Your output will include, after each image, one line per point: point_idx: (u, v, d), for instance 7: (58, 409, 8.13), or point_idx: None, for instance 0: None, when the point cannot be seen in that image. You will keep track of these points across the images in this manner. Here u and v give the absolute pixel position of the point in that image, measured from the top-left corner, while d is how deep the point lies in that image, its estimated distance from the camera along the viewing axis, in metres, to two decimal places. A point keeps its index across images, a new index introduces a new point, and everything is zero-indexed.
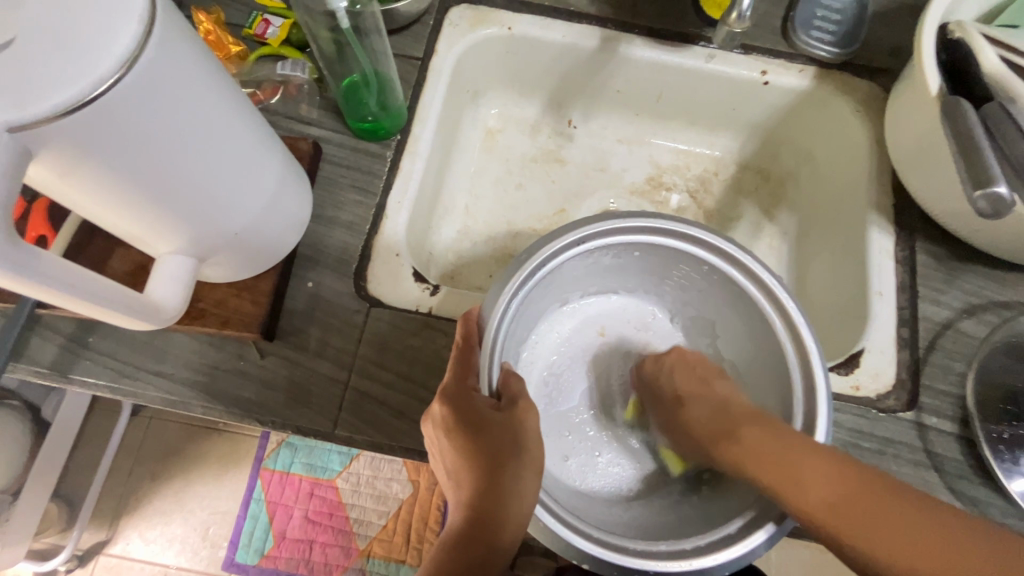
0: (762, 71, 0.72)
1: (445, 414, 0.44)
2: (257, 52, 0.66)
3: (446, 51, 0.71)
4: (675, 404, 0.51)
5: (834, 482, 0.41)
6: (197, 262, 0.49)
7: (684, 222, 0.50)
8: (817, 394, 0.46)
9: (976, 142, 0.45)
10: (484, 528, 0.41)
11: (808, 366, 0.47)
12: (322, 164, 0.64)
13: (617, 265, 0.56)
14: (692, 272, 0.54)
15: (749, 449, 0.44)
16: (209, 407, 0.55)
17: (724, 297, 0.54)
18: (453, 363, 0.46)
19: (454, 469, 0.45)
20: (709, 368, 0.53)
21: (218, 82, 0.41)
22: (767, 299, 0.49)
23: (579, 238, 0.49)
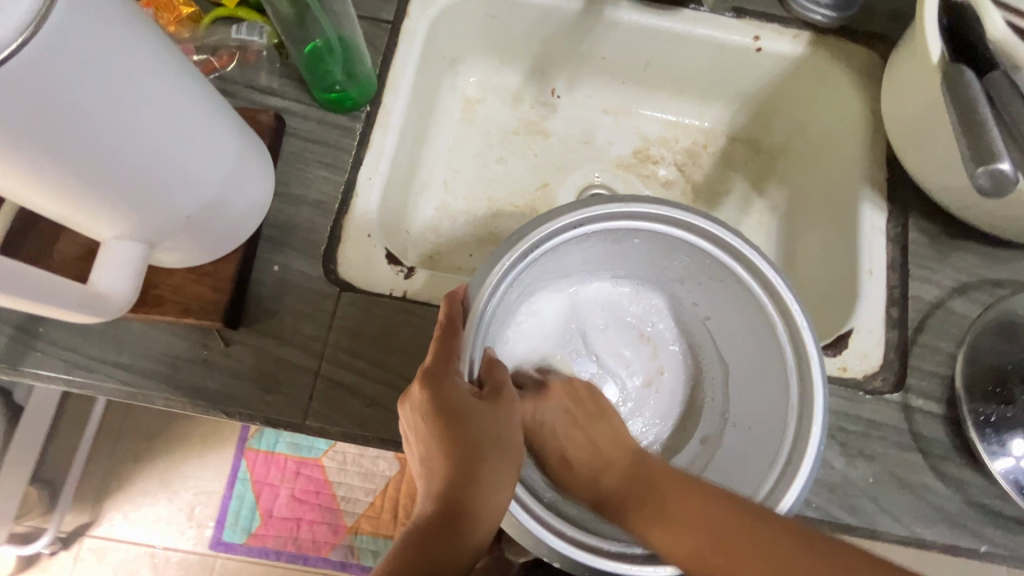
0: (755, 36, 0.68)
1: (425, 397, 0.41)
2: (212, 14, 0.60)
3: (419, 13, 0.66)
4: (560, 466, 0.48)
5: (715, 542, 0.41)
6: (148, 247, 0.46)
7: (693, 213, 0.48)
8: (812, 386, 0.44)
9: (979, 113, 0.42)
10: (458, 518, 0.39)
11: (803, 353, 0.45)
12: (286, 138, 0.59)
13: (615, 250, 0.53)
14: (690, 262, 0.52)
15: (698, 509, 0.42)
16: (173, 399, 0.52)
17: (724, 294, 0.52)
18: (436, 343, 0.43)
19: (426, 456, 0.42)
20: (590, 406, 0.51)
21: (159, 51, 0.38)
22: (768, 295, 0.47)
23: (576, 221, 0.46)
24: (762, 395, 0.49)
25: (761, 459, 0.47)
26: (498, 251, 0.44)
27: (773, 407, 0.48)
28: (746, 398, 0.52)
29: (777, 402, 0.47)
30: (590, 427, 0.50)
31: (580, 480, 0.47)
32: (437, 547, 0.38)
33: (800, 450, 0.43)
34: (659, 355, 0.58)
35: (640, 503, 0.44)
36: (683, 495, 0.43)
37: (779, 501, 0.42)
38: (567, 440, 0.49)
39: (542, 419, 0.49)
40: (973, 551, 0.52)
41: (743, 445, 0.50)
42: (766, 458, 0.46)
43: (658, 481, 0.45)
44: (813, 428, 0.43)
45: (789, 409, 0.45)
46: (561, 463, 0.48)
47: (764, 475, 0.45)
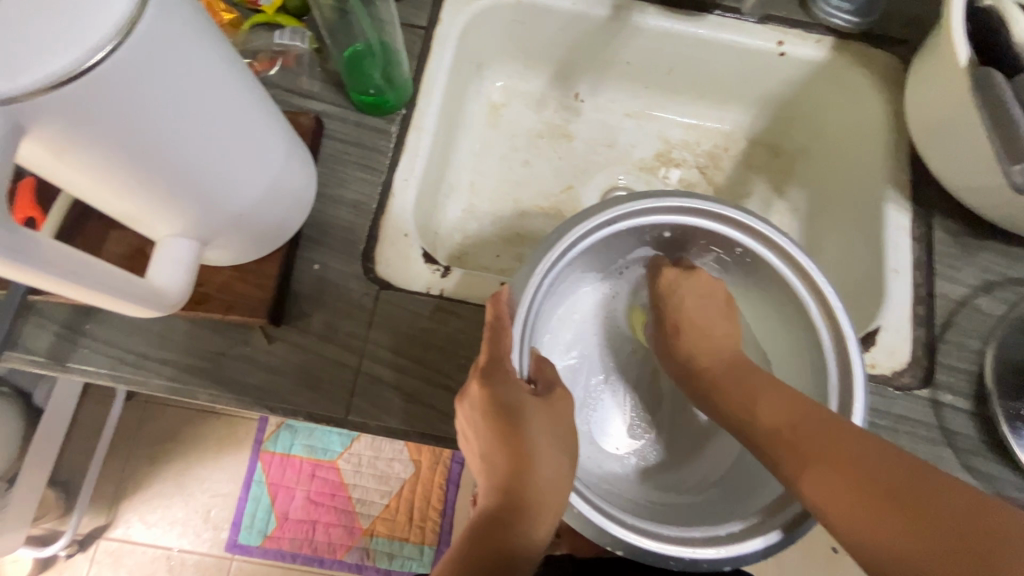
0: (778, 41, 0.70)
1: (483, 394, 0.43)
2: (252, 19, 0.62)
3: (451, 20, 0.67)
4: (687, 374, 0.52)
5: (829, 464, 0.40)
6: (200, 245, 0.47)
7: (719, 203, 0.49)
8: (851, 376, 0.45)
9: (1011, 116, 0.43)
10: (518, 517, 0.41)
11: (840, 342, 0.46)
12: (324, 139, 0.61)
13: (642, 245, 0.55)
14: (724, 253, 0.53)
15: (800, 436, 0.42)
16: (216, 394, 0.53)
17: (757, 278, 0.53)
18: (486, 344, 0.45)
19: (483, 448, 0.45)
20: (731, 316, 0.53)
21: (220, 54, 0.39)
22: (801, 280, 0.49)
23: (608, 220, 0.47)
24: (800, 385, 0.51)
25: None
26: (537, 253, 0.45)
27: (812, 395, 0.49)
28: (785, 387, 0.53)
29: (813, 396, 0.48)
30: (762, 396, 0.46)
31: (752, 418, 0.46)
32: (496, 537, 0.41)
33: None
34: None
35: (805, 446, 0.42)
36: (796, 406, 0.44)
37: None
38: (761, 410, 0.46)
39: (697, 359, 0.51)
40: None
41: None
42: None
43: (831, 433, 0.41)
44: (853, 419, 0.44)
45: (828, 396, 0.46)
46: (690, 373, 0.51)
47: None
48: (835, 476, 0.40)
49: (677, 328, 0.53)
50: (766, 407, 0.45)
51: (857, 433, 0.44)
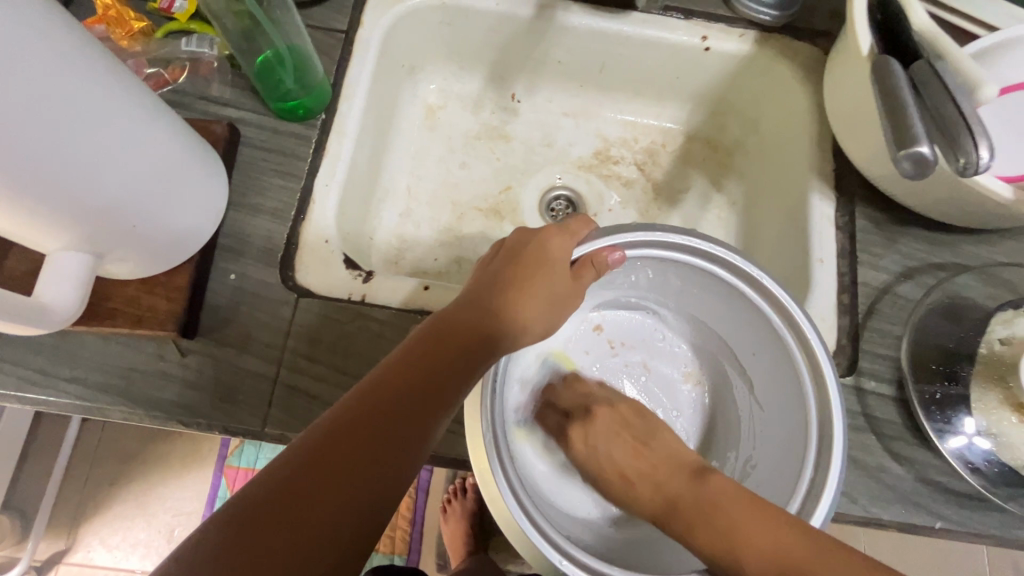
0: (702, 36, 0.70)
1: (420, 337, 0.46)
2: (165, 27, 0.61)
3: (372, 22, 0.67)
4: (623, 484, 0.51)
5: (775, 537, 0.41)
6: (95, 258, 0.45)
7: (701, 238, 0.50)
8: (825, 386, 0.46)
9: (900, 100, 0.43)
10: (439, 390, 0.43)
11: (808, 350, 0.47)
12: (240, 147, 0.60)
13: (611, 277, 0.55)
14: (710, 294, 0.53)
15: (748, 522, 0.42)
16: (129, 411, 0.52)
17: (743, 320, 0.52)
18: (414, 344, 0.46)
19: (465, 305, 0.49)
20: (633, 423, 0.54)
21: (90, 58, 0.38)
22: (778, 314, 0.48)
23: (587, 252, 0.49)
24: (782, 417, 0.50)
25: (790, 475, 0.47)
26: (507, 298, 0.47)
27: (792, 425, 0.49)
28: (767, 402, 0.52)
29: (794, 414, 0.48)
30: (654, 450, 0.52)
31: (642, 492, 0.50)
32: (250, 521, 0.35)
33: (822, 479, 0.44)
34: (664, 358, 0.60)
35: (693, 519, 0.45)
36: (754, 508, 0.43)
37: (813, 513, 0.43)
38: (644, 477, 0.50)
39: (596, 442, 0.53)
40: (929, 528, 0.52)
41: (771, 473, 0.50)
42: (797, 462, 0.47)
43: (712, 497, 0.46)
44: (835, 436, 0.44)
45: (808, 412, 0.46)
46: (621, 480, 0.51)
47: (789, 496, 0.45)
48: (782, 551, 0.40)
49: (601, 447, 0.53)
50: (737, 510, 0.43)
51: (841, 450, 0.44)
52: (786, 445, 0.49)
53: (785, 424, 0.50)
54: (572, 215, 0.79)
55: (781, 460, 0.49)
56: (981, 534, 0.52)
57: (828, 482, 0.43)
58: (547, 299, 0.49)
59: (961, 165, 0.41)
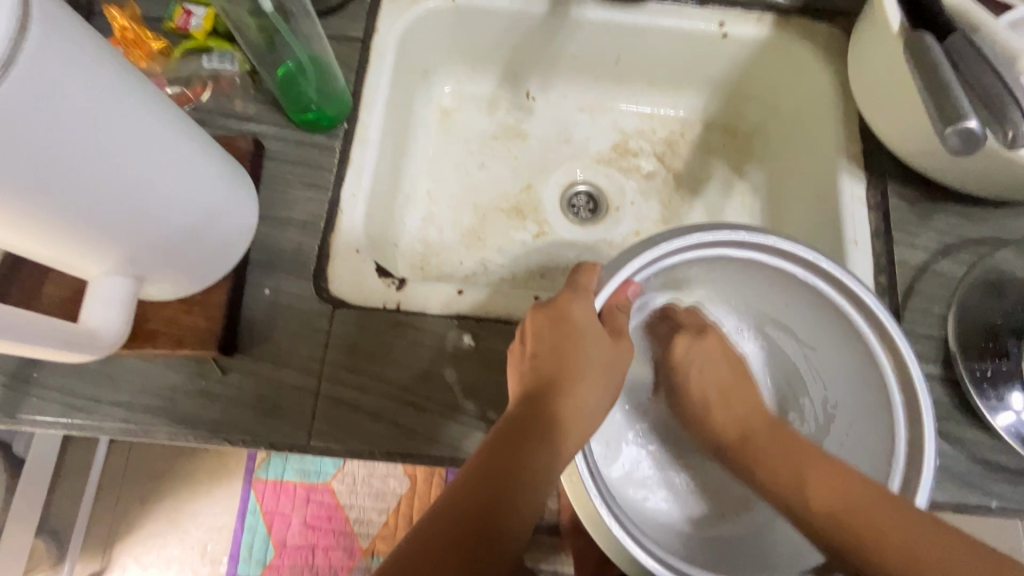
0: (720, 22, 0.69)
1: (541, 343, 0.44)
2: (182, 47, 0.61)
3: (387, 29, 0.66)
4: (701, 404, 0.52)
5: (855, 495, 0.41)
6: (136, 281, 0.45)
7: (769, 233, 0.47)
8: (907, 368, 0.44)
9: (942, 75, 0.43)
10: (561, 410, 0.41)
11: (878, 328, 0.46)
12: (265, 161, 0.59)
13: (644, 285, 0.50)
14: (774, 289, 0.51)
15: (813, 479, 0.44)
16: (174, 432, 0.52)
17: (811, 313, 0.50)
18: (542, 349, 0.44)
19: (528, 368, 0.43)
20: (737, 364, 0.54)
21: (129, 82, 0.38)
22: (849, 303, 0.47)
23: (656, 261, 0.44)
24: (859, 405, 0.49)
25: (877, 462, 0.46)
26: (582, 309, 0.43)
27: (869, 410, 0.47)
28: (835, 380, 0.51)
29: (873, 397, 0.47)
30: (738, 396, 0.52)
31: (718, 422, 0.51)
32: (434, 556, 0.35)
33: (913, 483, 0.42)
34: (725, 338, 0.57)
35: (768, 458, 0.47)
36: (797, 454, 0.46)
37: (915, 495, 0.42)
38: (724, 410, 0.52)
39: (693, 358, 0.53)
40: (985, 507, 0.52)
41: (846, 465, 0.49)
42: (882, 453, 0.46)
43: (790, 445, 0.47)
44: (926, 418, 0.43)
45: (890, 389, 0.45)
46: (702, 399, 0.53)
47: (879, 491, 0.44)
48: (844, 501, 0.41)
49: (693, 369, 0.53)
50: (821, 475, 0.44)
51: (932, 428, 0.43)
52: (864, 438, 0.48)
53: (859, 404, 0.49)
54: (594, 210, 0.78)
55: (859, 441, 0.48)
56: None
57: (922, 467, 0.42)
58: (612, 353, 0.43)
59: (1008, 137, 0.40)
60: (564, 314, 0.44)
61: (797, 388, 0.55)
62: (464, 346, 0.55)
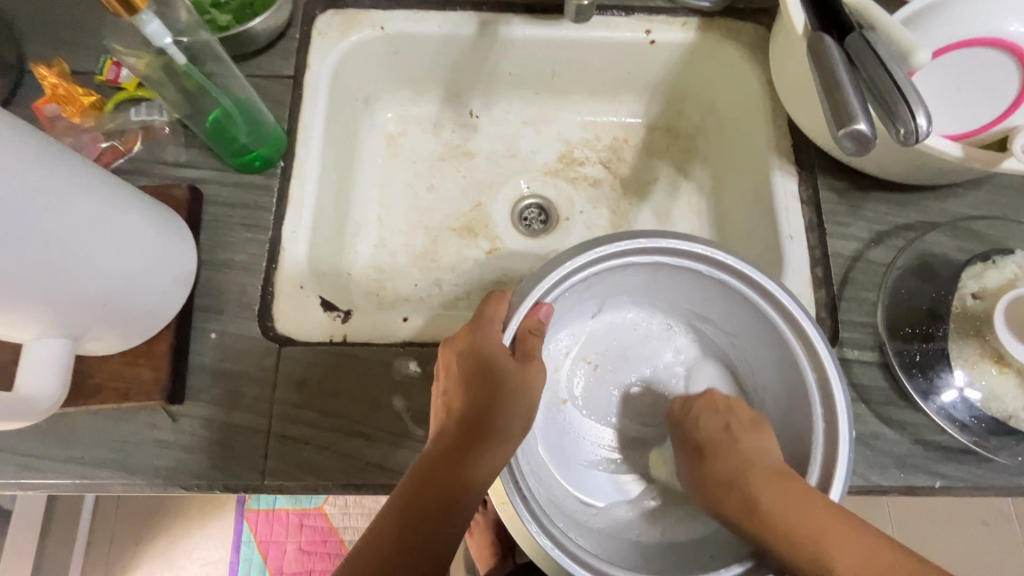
0: (646, 30, 0.71)
1: (458, 370, 0.44)
2: (114, 98, 0.61)
3: (319, 64, 0.67)
4: (696, 452, 0.50)
5: (793, 507, 0.42)
6: (73, 341, 0.46)
7: (676, 236, 0.48)
8: (818, 354, 0.46)
9: (838, 78, 0.44)
10: (480, 435, 0.43)
11: (786, 312, 0.47)
12: (204, 206, 0.60)
13: (569, 298, 0.51)
14: (696, 287, 0.52)
15: (767, 492, 0.44)
16: (129, 483, 0.52)
17: (732, 307, 0.51)
18: (458, 377, 0.44)
19: (442, 406, 0.45)
20: (719, 401, 0.52)
21: (31, 151, 0.38)
22: (758, 293, 0.48)
23: (566, 276, 0.45)
24: (787, 393, 0.49)
25: (798, 450, 0.47)
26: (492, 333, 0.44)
27: (795, 397, 0.48)
28: (765, 370, 0.52)
29: (794, 382, 0.48)
30: (716, 427, 0.50)
31: (725, 473, 0.47)
32: None
33: (832, 466, 0.43)
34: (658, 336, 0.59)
35: (771, 523, 0.43)
36: (757, 471, 0.45)
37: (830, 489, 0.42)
38: (730, 458, 0.47)
39: (696, 415, 0.52)
40: (929, 488, 0.53)
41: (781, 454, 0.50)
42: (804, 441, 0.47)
43: (758, 486, 0.44)
44: (839, 396, 0.44)
45: (806, 373, 0.46)
46: (696, 450, 0.50)
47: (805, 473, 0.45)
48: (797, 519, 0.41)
49: (692, 421, 0.52)
50: (770, 494, 0.43)
51: (845, 400, 0.44)
52: (792, 429, 0.49)
53: (786, 389, 0.50)
54: (545, 222, 0.79)
55: (788, 428, 0.49)
56: (981, 487, 0.53)
57: (840, 448, 0.43)
58: (521, 376, 0.44)
59: (902, 134, 0.41)
60: (470, 345, 0.44)
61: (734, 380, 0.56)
62: (411, 372, 0.56)
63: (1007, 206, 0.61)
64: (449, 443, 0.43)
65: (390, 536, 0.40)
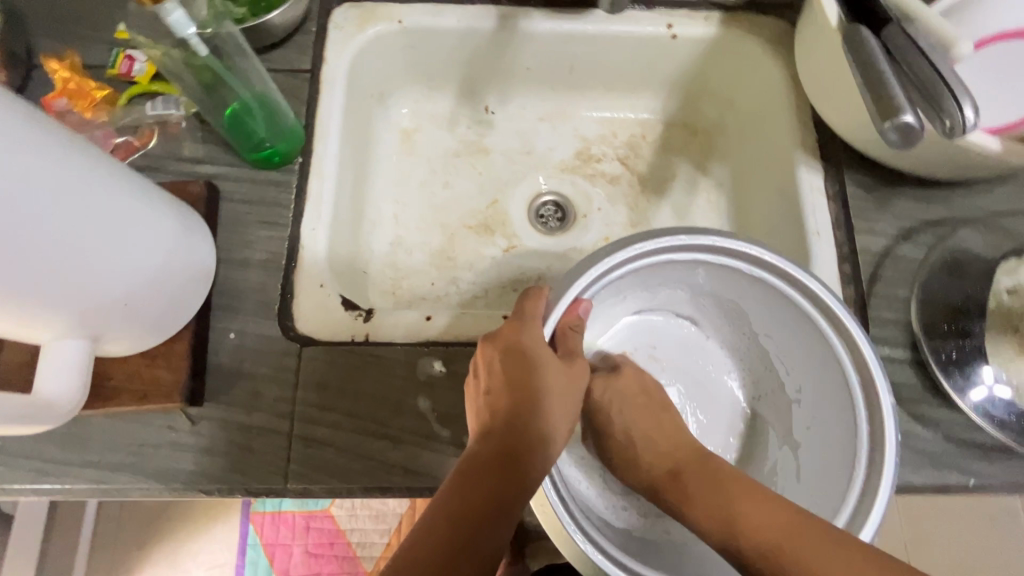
0: (667, 24, 0.70)
1: (500, 367, 0.44)
2: (127, 93, 0.60)
3: (336, 58, 0.66)
4: (625, 442, 0.51)
5: (778, 525, 0.40)
6: (92, 342, 0.45)
7: (712, 232, 0.47)
8: (860, 353, 0.45)
9: (878, 70, 0.43)
10: (527, 432, 0.42)
11: (822, 307, 0.47)
12: (221, 203, 0.59)
13: (600, 297, 0.51)
14: (728, 284, 0.51)
15: (737, 503, 0.42)
16: (146, 487, 0.51)
17: (766, 304, 0.51)
18: (501, 374, 0.43)
19: (485, 406, 0.43)
20: (656, 399, 0.52)
21: (56, 145, 0.37)
22: (794, 290, 0.47)
23: (602, 274, 0.45)
24: (822, 393, 0.49)
25: (840, 450, 0.47)
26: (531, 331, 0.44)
27: (832, 397, 0.48)
28: (796, 368, 0.52)
29: (833, 380, 0.48)
30: (660, 429, 0.50)
31: (648, 458, 0.49)
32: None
33: (877, 467, 0.43)
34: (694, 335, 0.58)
35: (693, 492, 0.45)
36: (717, 488, 0.44)
37: (873, 504, 0.42)
38: (648, 442, 0.50)
39: (610, 399, 0.52)
40: (964, 487, 0.52)
41: (816, 454, 0.49)
42: (846, 439, 0.46)
43: (724, 477, 0.45)
44: (883, 400, 0.44)
45: (846, 372, 0.46)
46: (625, 442, 0.50)
47: (848, 476, 0.44)
48: (772, 523, 0.40)
49: (617, 412, 0.51)
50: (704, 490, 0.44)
51: (889, 401, 0.44)
52: (829, 429, 0.48)
53: (821, 387, 0.49)
54: (563, 219, 0.78)
55: (825, 425, 0.49)
56: (1015, 485, 0.52)
57: (886, 449, 0.43)
58: (567, 375, 0.44)
59: (948, 126, 0.40)
60: (513, 343, 0.44)
61: (768, 375, 0.55)
62: (436, 372, 0.54)
63: None
64: (498, 443, 0.41)
65: (446, 539, 0.37)
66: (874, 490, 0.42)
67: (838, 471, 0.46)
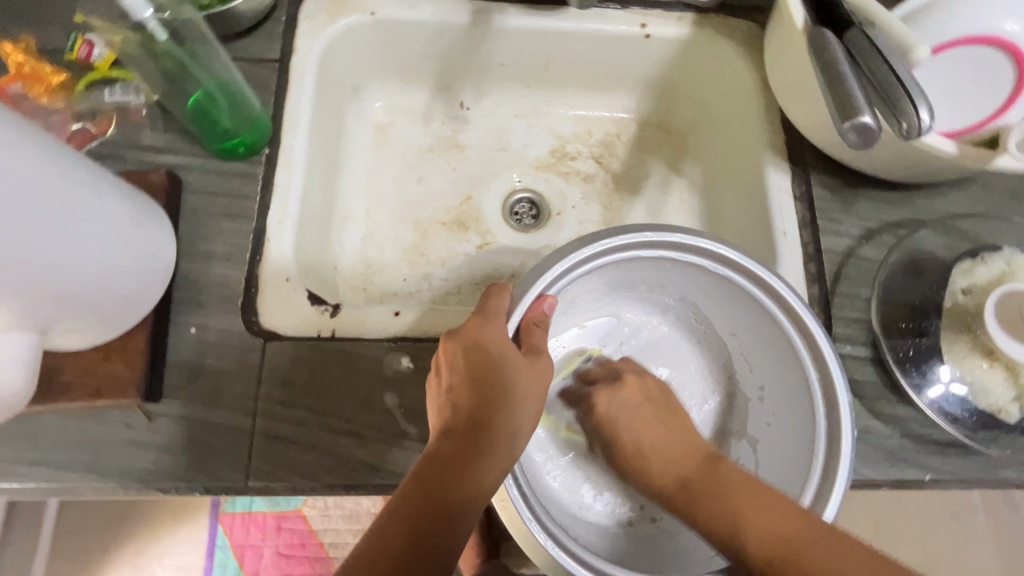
0: (641, 24, 0.70)
1: (463, 361, 0.43)
2: (86, 78, 0.58)
3: (306, 48, 0.65)
4: (635, 452, 0.50)
5: (780, 527, 0.41)
6: (41, 334, 0.43)
7: (678, 230, 0.47)
8: (820, 349, 0.46)
9: (840, 72, 0.44)
10: (488, 429, 0.42)
11: (785, 304, 0.47)
12: (183, 194, 0.57)
13: (568, 292, 0.51)
14: (695, 280, 0.52)
15: (742, 503, 0.43)
16: (100, 486, 0.49)
17: (731, 301, 0.51)
18: (463, 368, 0.43)
19: (447, 403, 0.43)
20: (659, 407, 0.52)
21: (1, 130, 0.35)
22: (759, 287, 0.48)
23: (568, 269, 0.45)
24: (786, 389, 0.50)
25: (799, 445, 0.48)
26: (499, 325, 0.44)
27: (795, 394, 0.49)
28: (760, 364, 0.52)
29: (795, 377, 0.48)
30: (667, 435, 0.51)
31: (656, 468, 0.49)
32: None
33: (835, 463, 0.44)
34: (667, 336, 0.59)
35: (709, 505, 0.45)
36: (726, 485, 0.45)
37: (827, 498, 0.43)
38: (659, 455, 0.50)
39: (616, 413, 0.52)
40: (919, 482, 0.53)
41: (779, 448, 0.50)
42: (807, 435, 0.47)
43: (732, 483, 0.45)
44: (842, 396, 0.45)
45: (806, 369, 0.47)
46: (635, 452, 0.50)
47: (808, 469, 0.45)
48: (779, 533, 0.40)
49: (617, 411, 0.52)
50: (715, 498, 0.45)
51: (845, 397, 0.45)
52: (791, 426, 0.49)
53: (783, 384, 0.50)
54: (537, 217, 0.78)
55: (785, 423, 0.50)
56: (968, 480, 0.54)
57: (844, 447, 0.44)
58: (531, 372, 0.44)
59: (905, 129, 0.41)
60: (476, 339, 0.43)
61: (732, 371, 0.56)
62: (403, 368, 0.54)
63: (990, 205, 0.62)
64: (460, 441, 0.41)
65: (403, 539, 0.37)
66: (830, 483, 0.44)
67: (798, 465, 0.47)
